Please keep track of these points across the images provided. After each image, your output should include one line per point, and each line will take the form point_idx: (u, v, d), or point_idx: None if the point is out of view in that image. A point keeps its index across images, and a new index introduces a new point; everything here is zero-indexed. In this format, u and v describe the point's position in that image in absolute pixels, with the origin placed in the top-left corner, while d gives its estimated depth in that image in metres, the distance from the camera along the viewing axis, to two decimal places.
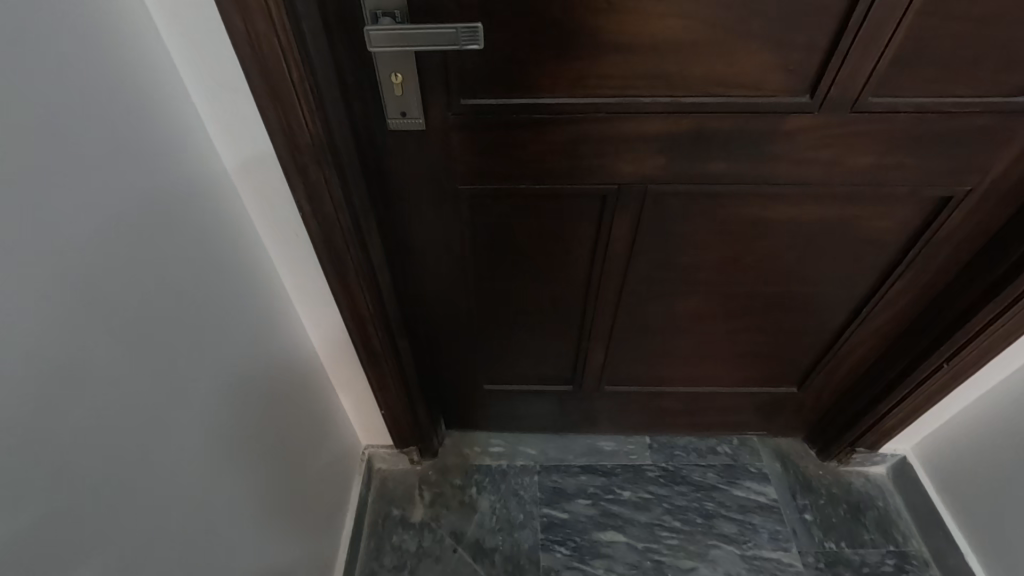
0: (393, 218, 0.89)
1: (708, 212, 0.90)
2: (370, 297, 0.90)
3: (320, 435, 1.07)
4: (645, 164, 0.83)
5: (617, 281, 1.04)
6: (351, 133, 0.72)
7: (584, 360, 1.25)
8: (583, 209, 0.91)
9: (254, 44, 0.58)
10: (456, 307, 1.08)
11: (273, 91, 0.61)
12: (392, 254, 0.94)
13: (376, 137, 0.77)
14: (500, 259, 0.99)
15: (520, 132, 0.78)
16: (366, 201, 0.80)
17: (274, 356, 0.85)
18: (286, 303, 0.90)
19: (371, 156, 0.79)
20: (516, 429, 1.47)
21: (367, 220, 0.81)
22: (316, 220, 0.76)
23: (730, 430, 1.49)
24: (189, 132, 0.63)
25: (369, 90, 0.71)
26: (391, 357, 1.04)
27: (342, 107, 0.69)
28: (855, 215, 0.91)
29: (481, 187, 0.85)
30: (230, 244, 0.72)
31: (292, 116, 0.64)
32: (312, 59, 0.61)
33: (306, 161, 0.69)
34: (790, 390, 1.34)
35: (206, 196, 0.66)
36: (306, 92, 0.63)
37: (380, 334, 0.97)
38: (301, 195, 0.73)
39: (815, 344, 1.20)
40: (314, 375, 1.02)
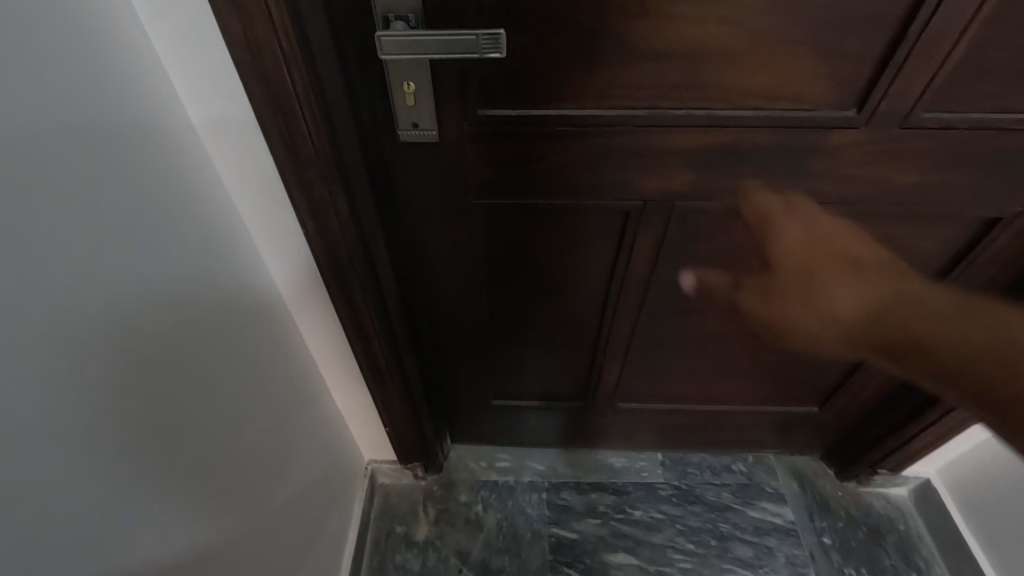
0: (404, 232, 0.84)
1: (737, 229, 0.85)
2: (377, 315, 0.85)
3: (320, 453, 1.03)
4: (674, 180, 0.77)
5: (637, 298, 0.99)
6: (365, 147, 0.67)
7: (597, 377, 1.20)
8: (606, 225, 0.86)
9: (253, 50, 0.52)
10: (465, 323, 1.03)
11: (277, 101, 0.56)
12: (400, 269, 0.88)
13: (388, 148, 0.71)
14: (514, 274, 0.94)
15: (540, 144, 0.73)
16: (377, 217, 0.75)
17: (271, 373, 0.81)
18: (287, 319, 0.85)
19: (383, 170, 0.73)
20: (524, 443, 1.42)
21: (376, 237, 0.76)
22: (321, 237, 0.71)
23: (746, 448, 1.43)
24: (183, 139, 0.60)
25: (381, 100, 0.65)
26: (396, 374, 0.99)
27: (354, 121, 0.63)
28: (895, 235, 0.85)
29: (497, 201, 0.80)
30: (224, 259, 0.67)
31: (296, 129, 0.58)
32: (319, 67, 0.56)
33: (310, 176, 0.63)
34: (811, 409, 1.29)
35: (197, 207, 0.62)
36: (311, 103, 0.57)
37: (386, 353, 0.93)
38: (305, 211, 0.67)
39: (840, 364, 1.15)
40: (315, 392, 0.97)
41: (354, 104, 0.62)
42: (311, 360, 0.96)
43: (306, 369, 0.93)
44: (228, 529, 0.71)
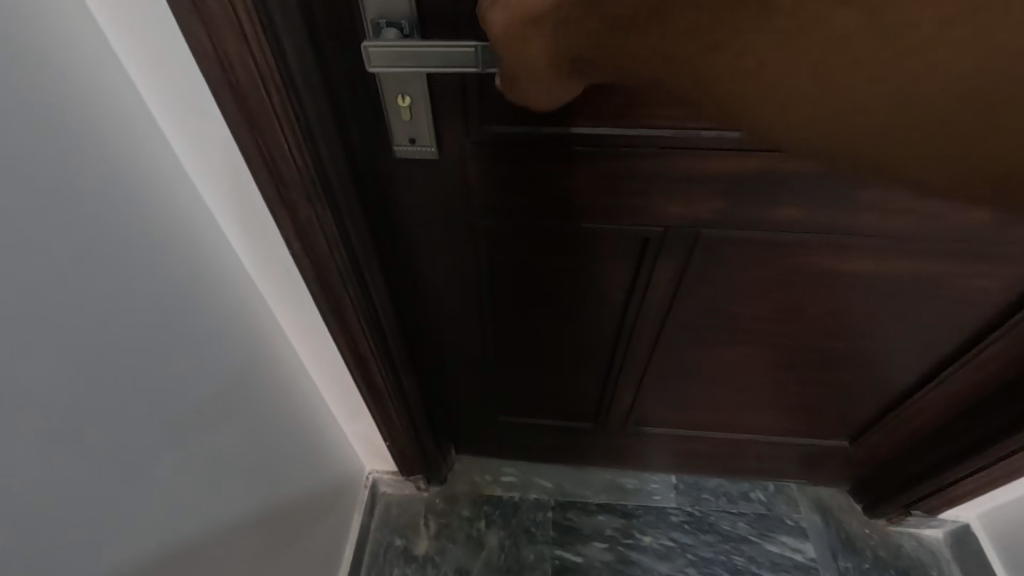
0: (401, 250, 0.78)
1: (768, 260, 0.78)
2: (374, 337, 0.80)
3: (316, 470, 0.99)
4: (700, 208, 0.71)
5: (656, 324, 0.92)
6: (353, 163, 0.62)
7: (611, 400, 1.13)
8: (626, 250, 0.79)
9: (224, 65, 0.46)
10: (469, 341, 0.97)
11: (252, 120, 0.50)
12: (399, 288, 0.83)
13: (382, 163, 0.66)
14: (523, 295, 0.88)
15: (553, 164, 0.67)
16: (370, 235, 0.70)
17: (256, 397, 0.76)
18: (277, 335, 0.81)
19: (376, 186, 0.68)
20: (532, 458, 1.37)
21: (370, 257, 0.71)
22: (309, 261, 0.65)
23: (767, 476, 1.35)
24: (151, 157, 0.55)
25: (372, 114, 0.60)
26: (395, 395, 0.94)
27: (337, 136, 0.57)
28: (947, 271, 0.76)
29: (505, 220, 0.74)
30: (200, 283, 0.62)
31: (275, 150, 0.53)
32: (299, 82, 0.50)
33: (294, 198, 0.58)
34: (840, 443, 1.20)
35: (171, 230, 0.57)
36: (292, 121, 0.51)
37: (384, 372, 0.87)
38: (290, 234, 0.62)
39: (876, 401, 1.05)
40: (310, 410, 0.94)
41: (336, 118, 0.56)
42: (306, 378, 0.92)
43: (299, 388, 0.89)
44: (206, 564, 0.67)
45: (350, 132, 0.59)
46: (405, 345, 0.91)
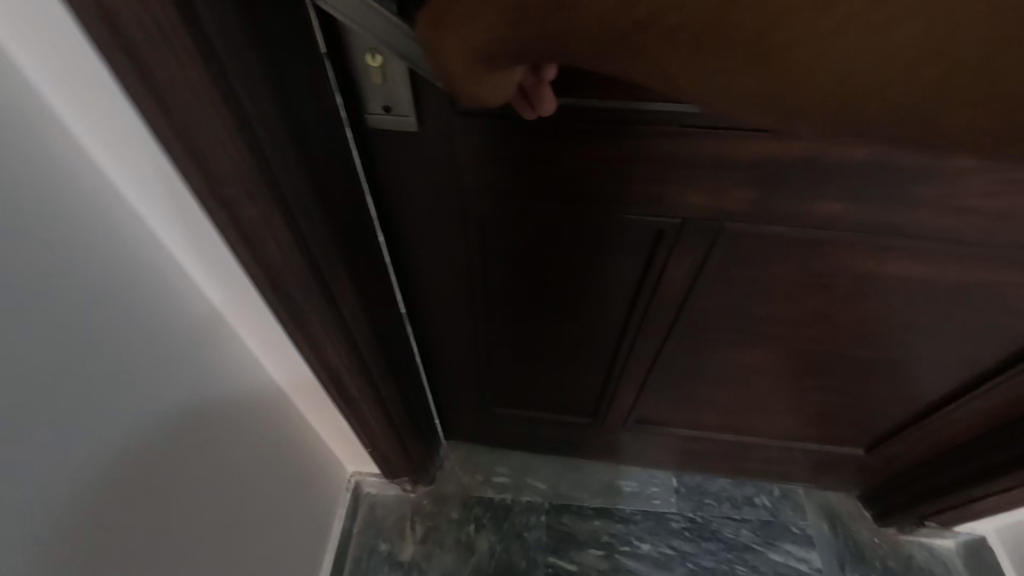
0: (371, 243, 0.69)
1: (797, 260, 0.68)
2: (344, 345, 0.70)
3: (294, 487, 0.90)
4: (724, 199, 0.61)
5: (664, 324, 0.83)
6: (308, 148, 0.52)
7: (611, 398, 1.05)
8: (634, 242, 0.70)
9: (114, 26, 0.35)
10: (460, 331, 0.90)
11: (163, 97, 0.40)
12: (374, 290, 0.73)
13: (336, 145, 0.57)
14: (516, 287, 0.79)
15: (546, 145, 0.58)
16: (335, 232, 0.60)
17: (212, 432, 0.63)
18: (241, 354, 0.67)
19: (335, 172, 0.58)
20: (529, 449, 1.30)
21: (335, 259, 0.61)
22: (257, 268, 0.54)
23: (772, 480, 1.28)
24: (42, 156, 0.41)
25: (319, 84, 0.51)
26: (373, 403, 0.85)
27: (280, 118, 0.47)
28: (1002, 280, 0.67)
29: (496, 208, 0.66)
30: (130, 309, 0.49)
31: (195, 133, 0.42)
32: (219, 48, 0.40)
33: (232, 196, 0.47)
34: (854, 451, 1.12)
35: (71, 243, 0.43)
36: (213, 96, 0.41)
37: (358, 382, 0.78)
38: (234, 237, 0.51)
39: (900, 412, 0.97)
40: (280, 434, 0.81)
41: (275, 96, 0.46)
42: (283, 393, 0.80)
43: (267, 413, 0.75)
44: None
45: (298, 113, 0.49)
46: (386, 348, 0.81)
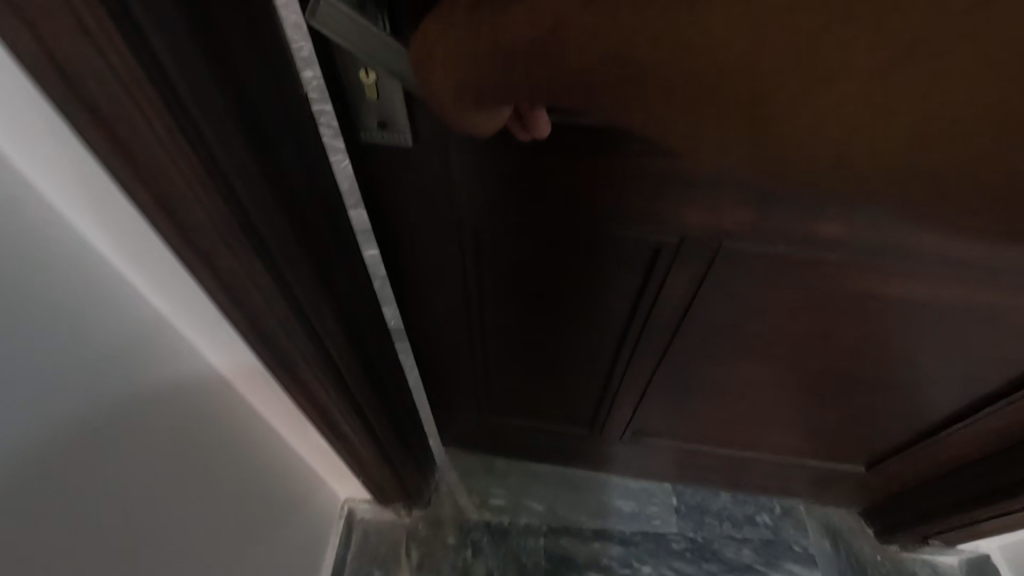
0: (357, 274, 0.67)
1: (798, 279, 0.67)
2: (329, 378, 0.68)
3: (285, 520, 0.87)
4: (724, 217, 0.60)
5: (662, 338, 0.82)
6: (289, 190, 0.50)
7: (608, 410, 1.04)
8: (632, 258, 0.69)
9: (69, 78, 0.33)
10: (457, 340, 0.89)
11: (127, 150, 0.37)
12: (363, 321, 0.71)
13: (321, 179, 0.55)
14: (512, 299, 0.78)
15: (544, 158, 0.57)
16: (318, 269, 0.58)
17: (174, 476, 0.56)
18: (220, 390, 0.63)
19: (320, 208, 0.56)
20: (529, 457, 1.28)
21: (320, 295, 0.59)
22: (237, 316, 0.52)
23: (772, 495, 1.27)
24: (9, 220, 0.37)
25: (302, 121, 0.49)
26: (363, 434, 0.83)
27: (259, 167, 0.45)
28: (1008, 303, 0.66)
29: (492, 223, 0.66)
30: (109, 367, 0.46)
31: (164, 188, 0.40)
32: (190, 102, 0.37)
33: (209, 247, 0.45)
34: (855, 468, 1.11)
35: (10, 296, 0.38)
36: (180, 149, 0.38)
37: (348, 414, 0.76)
38: (214, 287, 0.49)
39: (903, 431, 0.96)
40: (256, 464, 0.74)
41: (254, 146, 0.44)
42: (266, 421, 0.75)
43: (240, 443, 0.69)
44: None
45: (279, 155, 0.47)
46: (376, 376, 0.79)
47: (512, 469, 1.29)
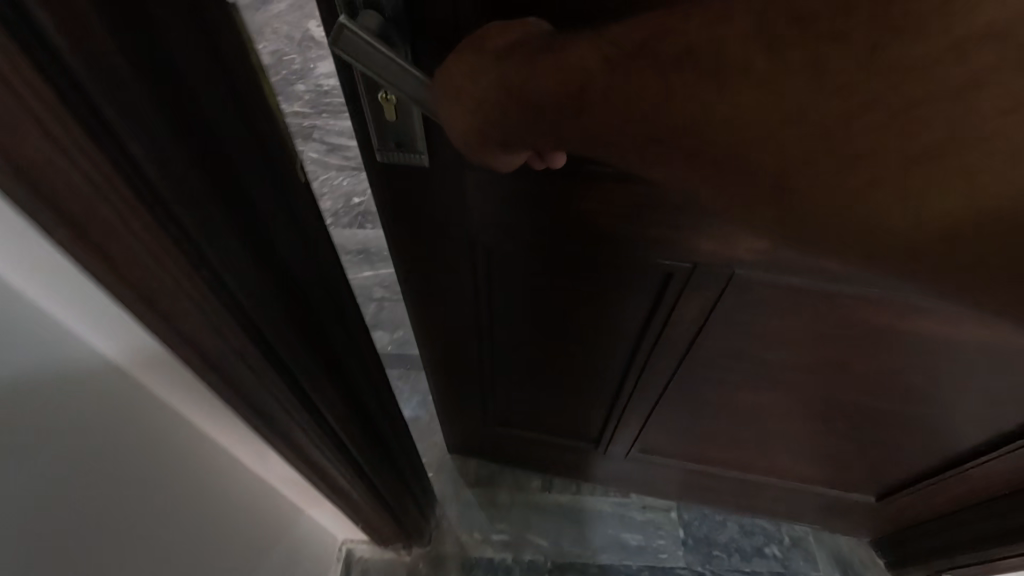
0: (346, 324, 0.63)
1: (814, 308, 0.67)
2: (317, 442, 0.63)
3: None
4: (743, 247, 0.59)
5: (673, 361, 0.81)
6: (269, 250, 0.47)
7: (615, 429, 1.02)
8: (646, 282, 0.68)
9: (31, 181, 0.29)
10: (465, 356, 0.87)
11: (90, 235, 0.33)
12: (352, 374, 0.67)
13: (306, 233, 0.52)
14: (522, 317, 0.77)
15: (566, 184, 0.56)
16: (306, 328, 0.54)
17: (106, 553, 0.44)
18: (214, 460, 0.58)
19: (303, 264, 0.53)
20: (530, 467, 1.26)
21: (309, 355, 0.56)
22: (226, 390, 0.48)
23: (779, 521, 1.24)
24: None
25: (283, 177, 0.46)
26: (361, 487, 0.79)
27: (240, 239, 0.42)
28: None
29: (507, 244, 0.64)
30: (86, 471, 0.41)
31: (138, 275, 0.36)
32: (154, 176, 0.34)
33: (193, 331, 0.42)
34: (865, 497, 1.09)
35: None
36: (149, 229, 0.34)
37: (346, 467, 0.72)
38: (198, 364, 0.44)
39: (915, 464, 0.94)
40: (193, 498, 0.55)
41: (235, 221, 0.42)
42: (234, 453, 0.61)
43: (172, 470, 0.51)
44: None
45: (257, 217, 0.44)
46: (369, 426, 0.75)
47: (515, 504, 1.25)
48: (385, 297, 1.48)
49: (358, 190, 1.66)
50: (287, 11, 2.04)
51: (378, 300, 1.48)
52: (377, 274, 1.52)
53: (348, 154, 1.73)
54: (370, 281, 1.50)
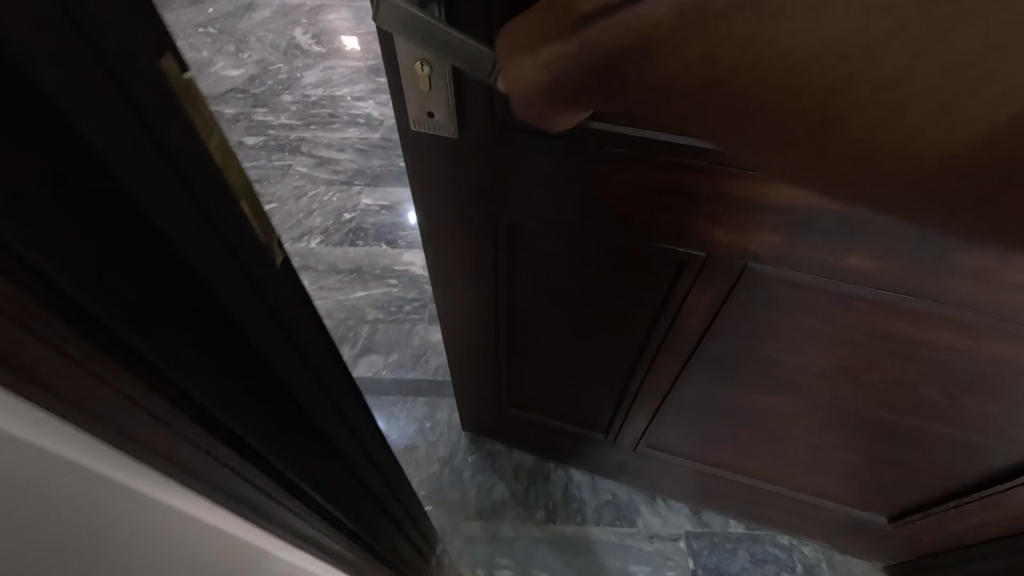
0: (337, 404, 0.55)
1: (825, 312, 0.66)
2: (312, 523, 0.53)
3: None
4: (752, 240, 0.60)
5: (682, 356, 0.82)
6: (242, 360, 0.39)
7: (624, 419, 1.06)
8: (655, 270, 0.70)
9: None
10: (485, 326, 0.93)
11: (19, 374, 0.25)
12: (343, 447, 0.58)
13: (291, 325, 0.44)
14: (540, 295, 0.82)
15: (579, 167, 0.60)
16: (291, 418, 0.47)
17: None
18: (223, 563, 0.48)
19: (288, 358, 0.45)
20: (541, 454, 1.33)
21: (297, 446, 0.48)
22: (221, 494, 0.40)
23: (785, 530, 1.24)
24: None
25: (257, 271, 0.38)
26: (367, 556, 0.70)
27: (180, 320, 0.33)
28: None
29: (526, 219, 0.69)
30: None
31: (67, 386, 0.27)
32: (90, 301, 0.26)
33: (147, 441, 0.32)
34: (877, 519, 1.06)
35: None
36: (87, 366, 0.27)
37: (348, 542, 0.64)
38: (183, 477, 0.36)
39: (932, 487, 0.91)
40: None
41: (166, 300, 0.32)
42: (230, 533, 0.46)
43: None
44: None
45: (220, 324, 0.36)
46: (365, 492, 0.67)
47: (517, 538, 1.25)
48: (377, 319, 1.55)
49: (348, 206, 1.79)
50: (270, 19, 2.43)
51: (371, 322, 1.54)
52: (369, 295, 1.59)
53: (334, 168, 1.88)
54: (362, 302, 1.58)
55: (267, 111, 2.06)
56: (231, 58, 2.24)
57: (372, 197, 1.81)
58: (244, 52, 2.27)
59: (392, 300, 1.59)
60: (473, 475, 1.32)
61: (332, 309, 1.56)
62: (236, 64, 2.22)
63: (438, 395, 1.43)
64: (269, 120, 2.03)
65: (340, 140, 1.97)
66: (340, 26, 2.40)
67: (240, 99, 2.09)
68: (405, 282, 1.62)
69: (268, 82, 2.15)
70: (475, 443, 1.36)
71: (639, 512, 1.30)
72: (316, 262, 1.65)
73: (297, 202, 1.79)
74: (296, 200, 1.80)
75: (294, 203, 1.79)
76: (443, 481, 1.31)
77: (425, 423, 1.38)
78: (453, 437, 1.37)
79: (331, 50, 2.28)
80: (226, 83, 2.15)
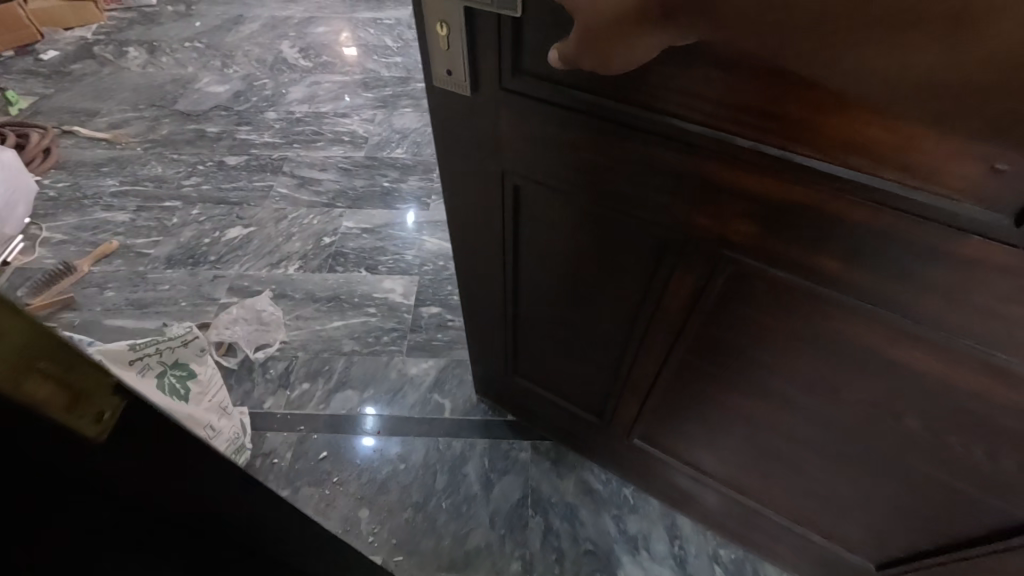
0: (232, 524, 0.50)
1: (798, 314, 0.67)
2: None
3: None
4: (727, 228, 0.63)
5: (667, 344, 0.85)
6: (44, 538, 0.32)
7: (616, 403, 1.08)
8: (641, 249, 0.74)
9: None
10: (493, 287, 1.01)
11: None
12: (254, 549, 0.54)
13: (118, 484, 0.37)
14: (544, 263, 0.87)
15: (574, 136, 0.65)
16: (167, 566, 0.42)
17: None
18: None
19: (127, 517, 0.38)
20: (539, 428, 1.39)
21: None
22: None
23: (765, 555, 1.21)
24: None
25: (70, 468, 0.33)
26: None
27: None
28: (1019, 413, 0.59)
29: (530, 182, 0.75)
30: None
31: None
32: None
33: None
34: (865, 564, 1.01)
35: None
36: None
37: None
38: None
39: (915, 534, 0.86)
40: None
41: None
42: None
43: None
44: None
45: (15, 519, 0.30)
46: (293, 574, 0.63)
47: None
48: (352, 352, 1.57)
49: (328, 230, 1.87)
50: (258, 32, 2.73)
51: (347, 355, 1.56)
52: (346, 325, 1.62)
53: (316, 188, 2.00)
54: (339, 333, 1.60)
55: (250, 129, 2.22)
56: (216, 74, 2.47)
57: (354, 220, 1.89)
58: (229, 67, 2.50)
59: (369, 331, 1.61)
60: (446, 522, 1.29)
61: (308, 339, 1.59)
62: (222, 80, 2.44)
63: (413, 433, 1.42)
64: (252, 139, 2.18)
65: (323, 160, 2.10)
66: (328, 41, 2.68)
67: (224, 117, 2.27)
68: (385, 311, 1.65)
69: (252, 99, 2.35)
70: (450, 487, 1.34)
71: (621, 564, 1.24)
72: (294, 289, 1.70)
73: (277, 225, 1.88)
74: (274, 223, 1.89)
75: (274, 227, 1.88)
76: (417, 528, 1.28)
77: (398, 463, 1.37)
78: (428, 480, 1.34)
79: (318, 64, 2.54)
80: (212, 99, 2.35)
